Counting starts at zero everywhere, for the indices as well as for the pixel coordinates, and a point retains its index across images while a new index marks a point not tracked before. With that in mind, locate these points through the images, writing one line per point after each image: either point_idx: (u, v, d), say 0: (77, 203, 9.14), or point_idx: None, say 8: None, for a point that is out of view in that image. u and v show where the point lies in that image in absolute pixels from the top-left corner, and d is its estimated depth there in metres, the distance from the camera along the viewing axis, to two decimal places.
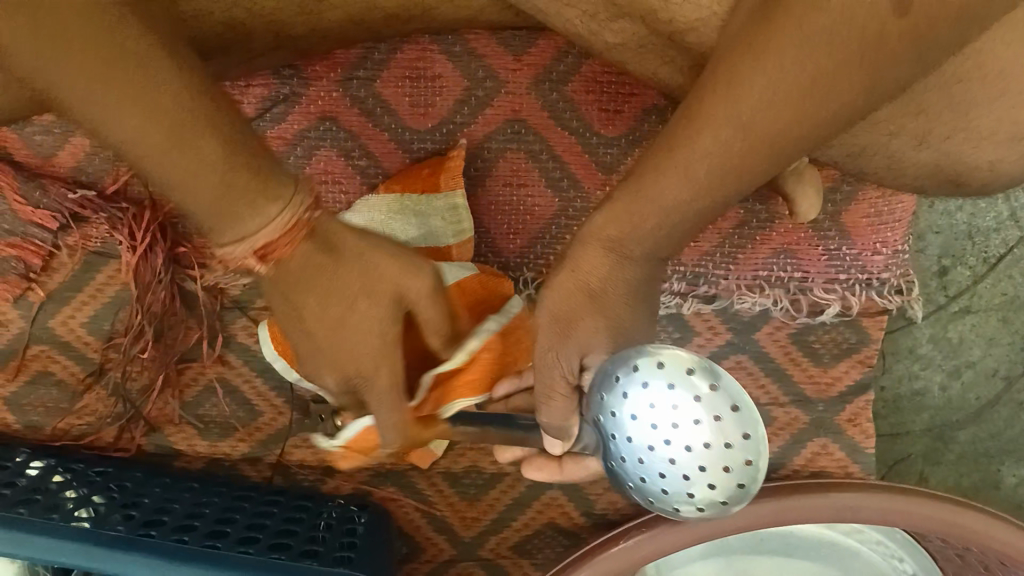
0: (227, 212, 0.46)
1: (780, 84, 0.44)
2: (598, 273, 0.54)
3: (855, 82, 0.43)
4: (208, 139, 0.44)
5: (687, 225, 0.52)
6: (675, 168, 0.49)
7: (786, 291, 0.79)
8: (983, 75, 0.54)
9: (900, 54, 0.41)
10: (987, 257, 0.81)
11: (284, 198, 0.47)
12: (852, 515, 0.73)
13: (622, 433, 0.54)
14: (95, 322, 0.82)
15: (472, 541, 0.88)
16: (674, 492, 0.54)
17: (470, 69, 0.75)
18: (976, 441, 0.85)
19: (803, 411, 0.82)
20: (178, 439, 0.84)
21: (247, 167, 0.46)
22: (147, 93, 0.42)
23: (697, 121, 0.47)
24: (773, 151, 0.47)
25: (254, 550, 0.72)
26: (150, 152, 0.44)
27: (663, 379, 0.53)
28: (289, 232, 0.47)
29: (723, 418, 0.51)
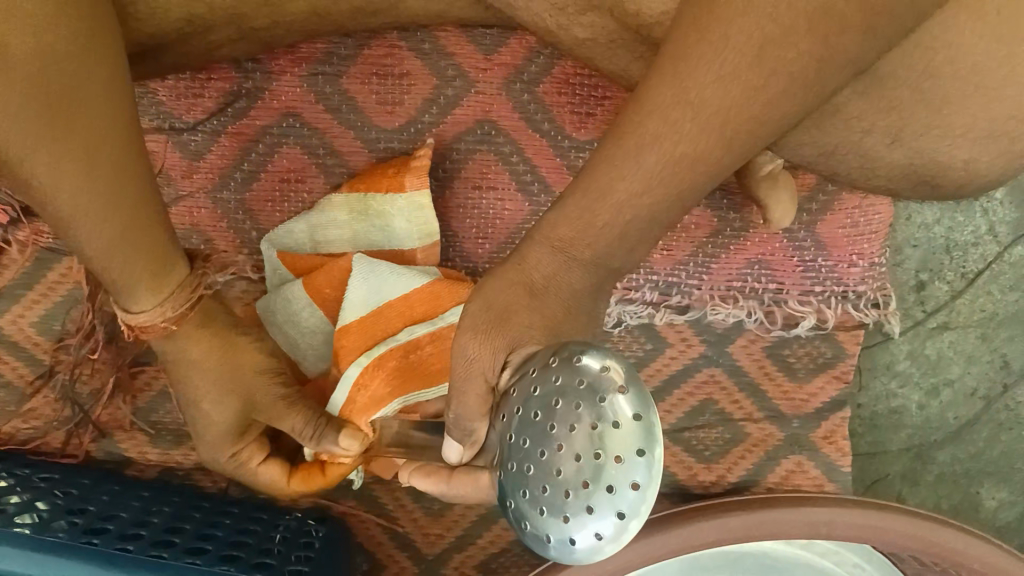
0: (123, 281, 0.53)
1: (727, 58, 0.43)
2: (543, 270, 0.53)
3: (804, 49, 0.42)
4: (127, 227, 0.51)
5: (640, 221, 0.51)
6: (625, 157, 0.49)
7: (760, 303, 0.77)
8: (953, 70, 0.54)
9: (850, 26, 0.41)
10: (965, 272, 0.80)
11: (168, 290, 0.56)
12: (826, 530, 0.71)
13: (519, 433, 0.45)
14: (46, 321, 0.79)
15: (435, 558, 0.84)
16: (553, 511, 0.42)
17: (440, 67, 0.74)
18: (956, 461, 0.83)
19: (777, 427, 0.79)
20: (129, 446, 0.81)
21: (152, 256, 0.53)
22: (104, 182, 0.48)
23: (646, 105, 0.47)
24: (727, 134, 0.46)
25: (201, 561, 0.68)
26: (72, 220, 0.49)
27: (572, 374, 0.43)
28: (158, 326, 0.56)
29: (622, 427, 0.41)
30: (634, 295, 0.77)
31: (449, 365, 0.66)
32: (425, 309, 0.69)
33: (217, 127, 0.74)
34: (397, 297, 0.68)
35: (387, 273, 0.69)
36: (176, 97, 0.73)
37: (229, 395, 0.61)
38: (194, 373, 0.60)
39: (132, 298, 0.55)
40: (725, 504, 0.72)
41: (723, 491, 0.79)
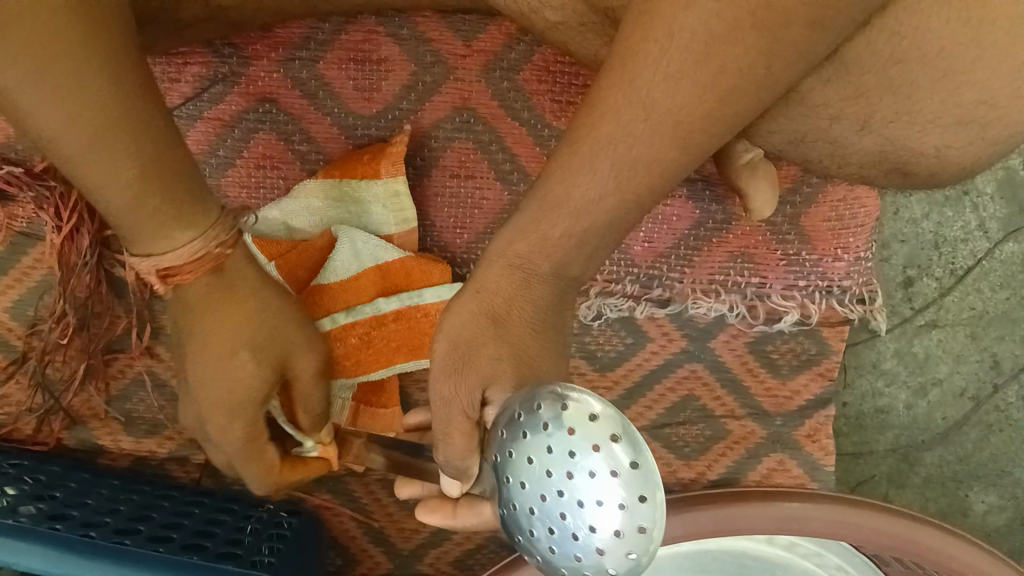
0: (147, 223, 0.51)
1: (672, 58, 0.45)
2: (504, 293, 0.53)
3: (751, 43, 0.43)
4: (139, 158, 0.49)
5: (598, 227, 0.51)
6: (581, 162, 0.49)
7: (742, 297, 0.75)
8: (922, 54, 0.52)
9: (795, 17, 0.42)
10: (954, 269, 0.78)
11: (200, 226, 0.53)
12: (798, 526, 0.69)
13: (515, 478, 0.46)
14: (19, 307, 0.78)
15: (410, 553, 0.83)
16: (562, 552, 0.45)
17: (419, 54, 0.72)
18: (942, 463, 0.81)
19: (759, 425, 0.78)
20: (103, 434, 0.80)
21: (172, 191, 0.51)
22: (95, 103, 0.46)
23: (597, 109, 0.48)
24: (678, 133, 0.47)
25: (165, 550, 0.67)
26: (74, 151, 0.47)
27: (562, 423, 0.44)
28: (198, 261, 0.53)
29: (621, 475, 0.43)
30: (614, 287, 0.75)
31: (409, 340, 0.71)
32: (399, 282, 0.71)
33: (193, 112, 0.73)
34: (371, 267, 0.70)
35: (361, 242, 0.70)
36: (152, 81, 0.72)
37: (270, 347, 0.57)
38: (221, 327, 0.55)
39: (163, 242, 0.52)
40: (699, 497, 0.70)
41: (705, 487, 0.79)
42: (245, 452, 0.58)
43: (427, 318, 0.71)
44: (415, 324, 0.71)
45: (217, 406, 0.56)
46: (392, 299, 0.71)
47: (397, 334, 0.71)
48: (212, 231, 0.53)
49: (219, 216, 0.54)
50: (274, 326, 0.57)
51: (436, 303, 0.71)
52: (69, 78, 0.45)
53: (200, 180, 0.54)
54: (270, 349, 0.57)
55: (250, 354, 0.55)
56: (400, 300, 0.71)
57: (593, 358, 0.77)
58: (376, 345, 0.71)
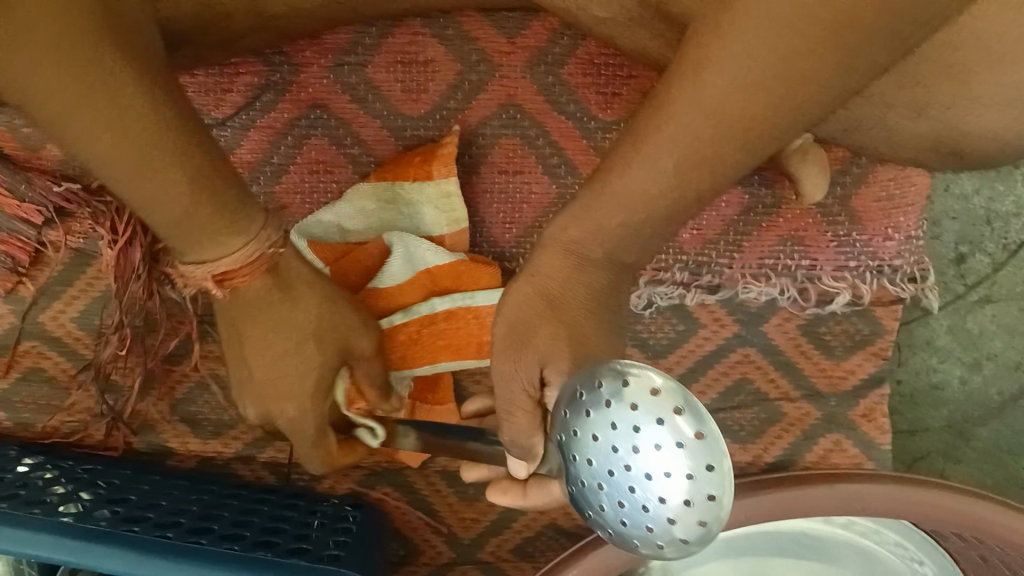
0: (198, 235, 0.51)
1: (749, 69, 0.45)
2: (557, 278, 0.55)
3: (828, 60, 0.43)
4: (186, 174, 0.49)
5: (656, 220, 0.52)
6: (641, 160, 0.50)
7: (793, 280, 0.76)
8: (978, 42, 0.52)
9: (874, 36, 0.42)
10: (1007, 244, 0.78)
11: (251, 230, 0.53)
12: (861, 506, 0.70)
13: (581, 455, 0.48)
14: (85, 316, 0.81)
15: (471, 543, 0.84)
16: (634, 523, 0.47)
17: (464, 53, 0.73)
18: (1001, 438, 0.81)
19: (814, 406, 0.78)
20: (171, 438, 0.82)
21: (220, 203, 0.51)
22: (136, 129, 0.46)
23: (663, 110, 0.49)
24: (745, 138, 0.47)
25: (238, 547, 0.69)
26: (123, 174, 0.48)
27: (625, 400, 0.46)
28: (250, 264, 0.53)
29: (688, 447, 0.44)
30: (663, 275, 0.76)
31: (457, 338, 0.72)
32: (449, 284, 0.72)
33: (246, 121, 0.74)
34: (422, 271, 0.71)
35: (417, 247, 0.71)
36: (204, 92, 0.73)
37: (329, 334, 0.59)
38: (269, 326, 0.56)
39: (206, 248, 0.52)
40: (759, 481, 0.71)
41: (760, 471, 0.79)
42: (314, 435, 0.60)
43: (477, 320, 0.72)
44: (463, 327, 0.72)
45: (278, 394, 0.58)
46: (443, 301, 0.71)
47: (445, 335, 0.72)
48: (261, 232, 0.53)
49: (266, 219, 0.54)
50: (331, 314, 0.60)
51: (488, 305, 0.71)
52: (99, 98, 0.44)
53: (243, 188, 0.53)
54: (336, 335, 0.60)
55: (300, 339, 0.57)
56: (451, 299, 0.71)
57: (646, 345, 0.77)
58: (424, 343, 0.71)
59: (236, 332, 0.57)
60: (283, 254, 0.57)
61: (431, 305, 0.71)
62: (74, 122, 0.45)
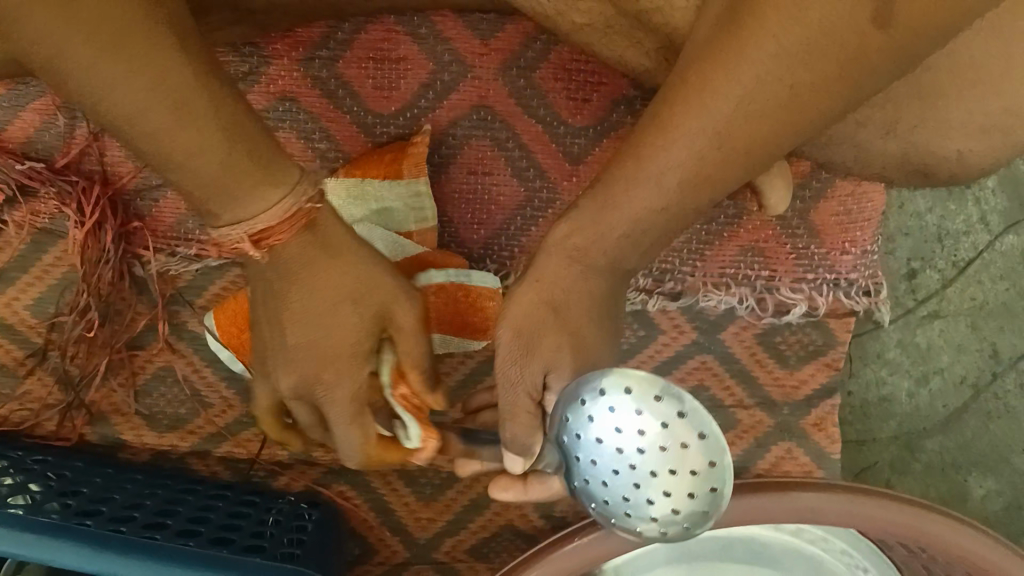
0: (235, 188, 0.49)
1: (754, 97, 0.46)
2: (562, 282, 0.56)
3: (828, 82, 0.45)
4: (218, 123, 0.47)
5: (655, 228, 0.54)
6: (642, 177, 0.51)
7: (752, 290, 0.77)
8: (950, 61, 0.55)
9: (872, 66, 0.44)
10: (956, 261, 0.80)
11: (287, 183, 0.50)
12: (813, 516, 0.71)
13: (588, 456, 0.53)
14: (39, 304, 0.79)
15: (427, 543, 0.85)
16: (638, 513, 0.53)
17: (437, 53, 0.73)
18: (944, 451, 0.84)
19: (767, 414, 0.80)
20: (125, 429, 0.80)
21: (253, 154, 0.49)
22: (161, 66, 0.44)
23: (666, 128, 0.50)
24: (745, 156, 0.49)
25: (194, 543, 0.69)
26: (153, 126, 0.45)
27: (629, 406, 0.51)
28: (291, 219, 0.51)
29: (690, 447, 0.50)
30: (627, 281, 0.77)
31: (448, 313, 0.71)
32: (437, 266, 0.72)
33: None
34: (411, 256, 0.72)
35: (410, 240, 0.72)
36: None
37: (370, 302, 0.57)
38: (322, 283, 0.55)
39: (248, 203, 0.49)
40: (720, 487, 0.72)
41: None
42: (350, 414, 0.58)
43: (467, 299, 0.72)
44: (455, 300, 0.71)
45: (318, 360, 0.57)
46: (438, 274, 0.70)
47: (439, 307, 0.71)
48: (300, 185, 0.51)
49: (304, 174, 0.52)
50: (370, 280, 0.57)
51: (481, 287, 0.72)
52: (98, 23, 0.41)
53: (271, 138, 0.51)
54: (369, 302, 0.57)
55: (350, 307, 0.56)
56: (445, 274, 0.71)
57: None
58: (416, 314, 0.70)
59: (278, 301, 0.56)
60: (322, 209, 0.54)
61: (425, 276, 0.70)
62: (69, 40, 0.41)
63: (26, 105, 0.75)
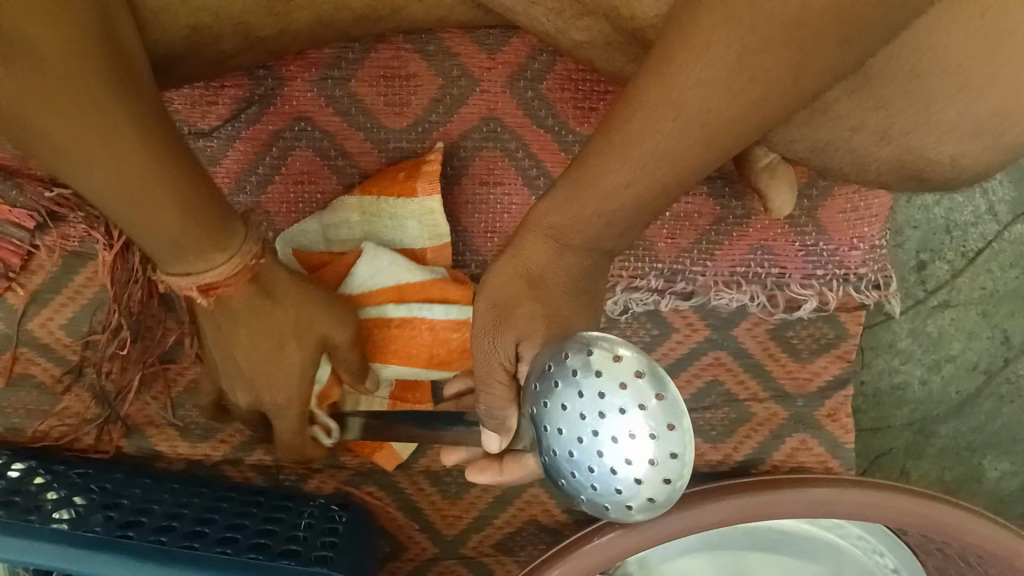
0: (184, 253, 0.53)
1: (708, 66, 0.45)
2: (538, 259, 0.57)
3: (783, 58, 0.44)
4: (179, 198, 0.51)
5: (627, 208, 0.53)
6: (611, 152, 0.51)
7: (763, 287, 0.79)
8: (943, 69, 0.55)
9: (829, 37, 0.43)
10: (966, 252, 0.81)
11: (234, 246, 0.55)
12: (826, 510, 0.73)
13: (552, 425, 0.50)
14: (73, 323, 0.82)
15: (454, 539, 0.88)
16: (604, 486, 0.49)
17: (445, 68, 0.75)
18: (958, 435, 0.85)
19: (782, 407, 0.81)
20: (159, 441, 0.84)
21: (208, 225, 0.53)
22: (128, 154, 0.47)
23: (633, 104, 0.49)
24: (705, 134, 0.49)
25: (232, 551, 0.72)
26: (111, 197, 0.49)
27: (589, 368, 0.48)
28: (236, 274, 0.56)
29: (648, 409, 0.46)
30: (639, 283, 0.79)
31: (415, 345, 0.74)
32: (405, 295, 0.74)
33: (231, 133, 0.76)
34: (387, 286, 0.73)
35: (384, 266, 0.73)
36: (190, 104, 0.75)
37: (311, 329, 0.64)
38: (260, 325, 0.60)
39: (192, 262, 0.54)
40: (734, 485, 0.74)
41: (729, 469, 0.82)
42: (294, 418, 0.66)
43: (431, 333, 0.74)
44: (416, 335, 0.74)
45: (266, 379, 0.63)
46: (401, 309, 0.73)
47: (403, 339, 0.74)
48: (244, 245, 0.56)
49: (247, 232, 0.57)
50: (309, 311, 0.63)
51: (443, 320, 0.73)
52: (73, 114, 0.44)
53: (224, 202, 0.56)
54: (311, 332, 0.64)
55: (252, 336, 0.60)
56: (406, 310, 0.73)
57: None
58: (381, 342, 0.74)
59: (224, 336, 0.60)
60: (263, 263, 0.59)
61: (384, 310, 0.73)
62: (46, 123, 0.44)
63: None
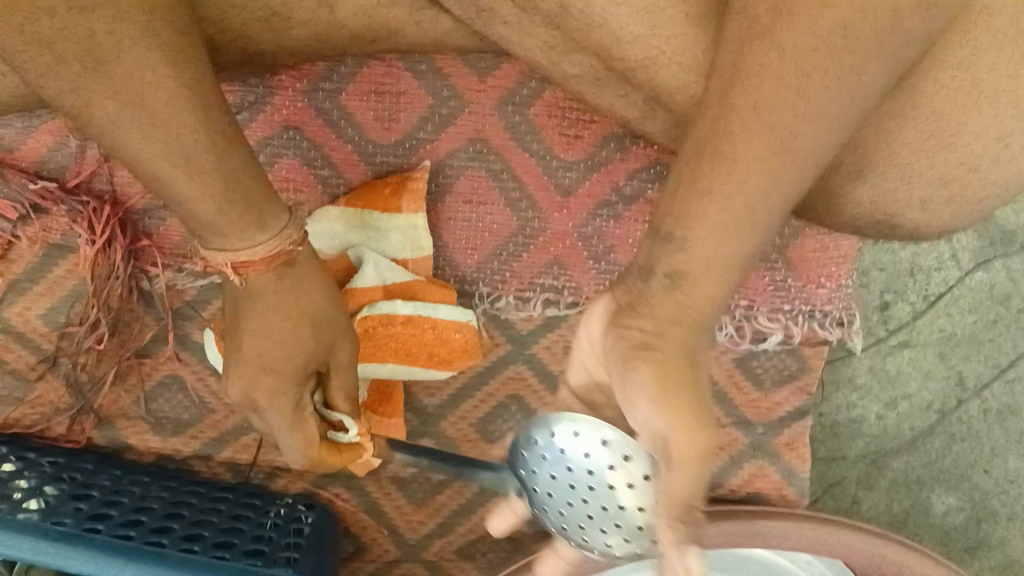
0: (226, 228, 0.56)
1: (799, 60, 0.46)
2: (677, 296, 0.52)
3: (875, 40, 0.45)
4: (218, 181, 0.54)
5: (741, 249, 0.51)
6: (726, 184, 0.49)
7: (731, 318, 0.81)
8: (918, 114, 0.57)
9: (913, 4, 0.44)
10: (927, 295, 0.85)
11: (274, 229, 0.58)
12: (774, 542, 0.77)
13: (542, 487, 0.56)
14: (51, 314, 0.82)
15: (416, 544, 0.89)
16: (593, 539, 0.56)
17: (435, 88, 0.76)
18: (909, 468, 0.88)
19: (742, 433, 0.84)
20: (131, 434, 0.85)
21: (249, 204, 0.56)
22: (173, 128, 0.50)
23: (729, 128, 0.48)
24: (811, 133, 0.48)
25: (198, 548, 0.74)
26: (161, 169, 0.52)
27: (579, 447, 0.54)
28: (272, 256, 0.58)
29: (636, 487, 0.53)
30: None
31: (416, 343, 0.75)
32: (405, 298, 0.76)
33: None
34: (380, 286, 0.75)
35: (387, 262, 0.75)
36: None
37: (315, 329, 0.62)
38: (278, 314, 0.60)
39: (235, 243, 0.57)
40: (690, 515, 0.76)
41: None
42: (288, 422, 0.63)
43: (434, 331, 0.75)
44: (420, 332, 0.75)
45: (264, 370, 0.60)
46: (406, 305, 0.74)
47: (402, 336, 0.75)
48: (285, 231, 0.58)
49: (291, 219, 0.59)
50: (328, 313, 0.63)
51: (448, 320, 0.75)
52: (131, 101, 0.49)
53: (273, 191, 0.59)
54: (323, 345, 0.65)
55: (291, 330, 0.60)
56: (412, 306, 0.74)
57: None
58: (379, 341, 0.74)
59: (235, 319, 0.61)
60: (303, 252, 0.61)
61: (392, 306, 0.74)
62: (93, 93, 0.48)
63: (38, 126, 0.78)
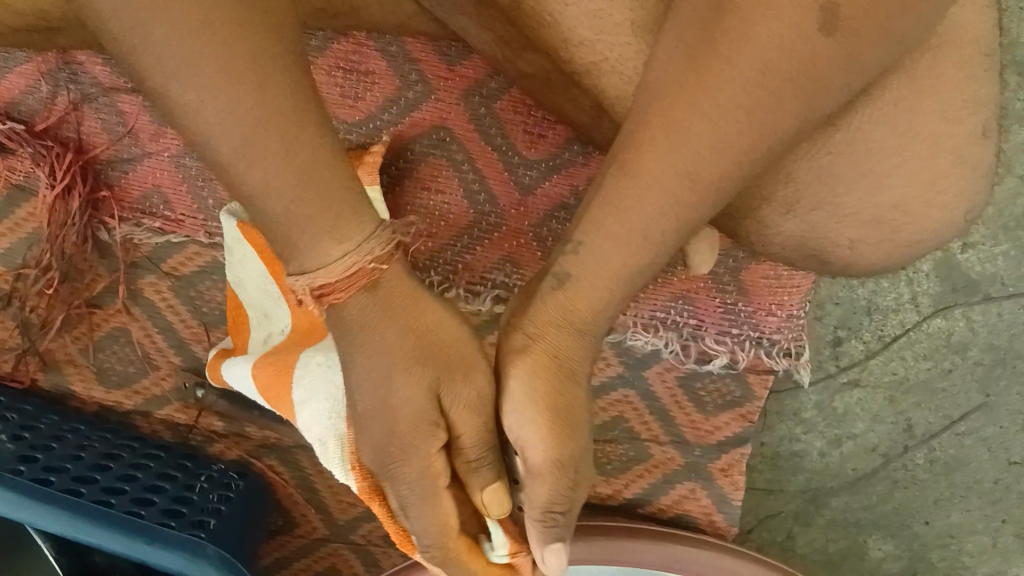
0: (307, 233, 0.48)
1: (735, 79, 0.44)
2: (584, 304, 0.52)
3: (821, 73, 0.44)
4: (297, 165, 0.47)
5: (644, 264, 0.51)
6: (639, 184, 0.48)
7: (678, 336, 0.80)
8: (853, 153, 0.56)
9: (860, 41, 0.43)
10: (882, 336, 0.83)
11: (354, 240, 0.48)
12: (680, 567, 0.75)
13: None
14: (8, 254, 0.83)
15: (346, 525, 0.89)
16: None
17: (404, 71, 0.77)
18: (848, 510, 0.86)
19: (679, 452, 0.83)
20: (76, 380, 0.86)
21: (334, 200, 0.48)
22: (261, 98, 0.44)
23: (656, 135, 0.47)
24: (742, 151, 0.46)
25: (117, 503, 0.73)
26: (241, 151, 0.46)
27: None
28: (352, 276, 0.49)
29: None
30: None
31: None
32: None
33: None
34: None
35: None
36: None
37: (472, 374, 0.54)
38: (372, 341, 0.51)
39: (313, 255, 0.48)
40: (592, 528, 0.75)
41: (619, 503, 0.85)
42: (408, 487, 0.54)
43: None
44: None
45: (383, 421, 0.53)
46: None
47: None
48: (365, 244, 0.48)
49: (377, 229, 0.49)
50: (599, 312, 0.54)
51: None
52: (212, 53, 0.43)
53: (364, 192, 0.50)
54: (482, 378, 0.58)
55: (406, 376, 0.52)
56: None
57: None
58: None
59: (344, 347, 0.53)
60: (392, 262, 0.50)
61: None
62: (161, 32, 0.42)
63: (14, 68, 0.80)
